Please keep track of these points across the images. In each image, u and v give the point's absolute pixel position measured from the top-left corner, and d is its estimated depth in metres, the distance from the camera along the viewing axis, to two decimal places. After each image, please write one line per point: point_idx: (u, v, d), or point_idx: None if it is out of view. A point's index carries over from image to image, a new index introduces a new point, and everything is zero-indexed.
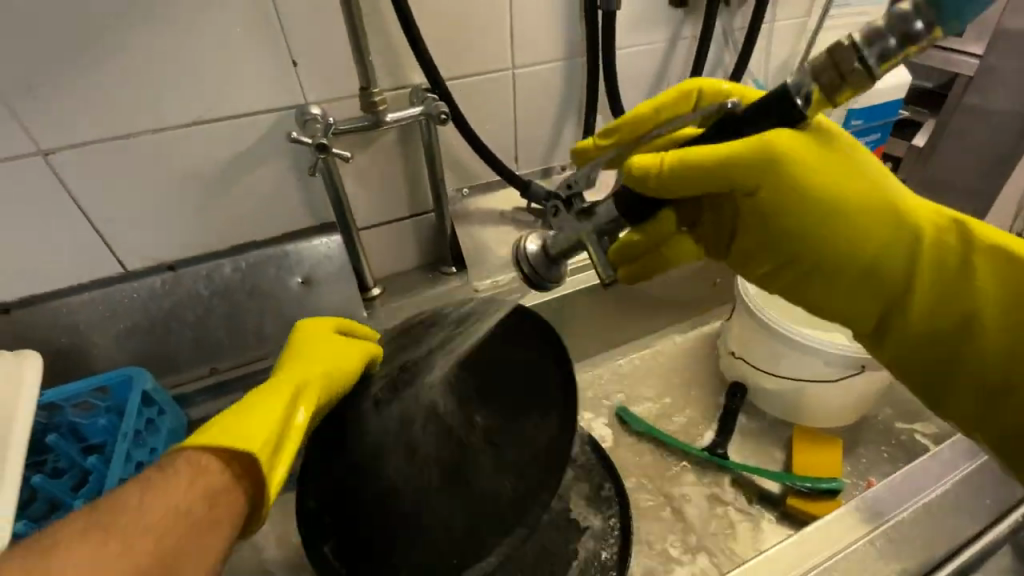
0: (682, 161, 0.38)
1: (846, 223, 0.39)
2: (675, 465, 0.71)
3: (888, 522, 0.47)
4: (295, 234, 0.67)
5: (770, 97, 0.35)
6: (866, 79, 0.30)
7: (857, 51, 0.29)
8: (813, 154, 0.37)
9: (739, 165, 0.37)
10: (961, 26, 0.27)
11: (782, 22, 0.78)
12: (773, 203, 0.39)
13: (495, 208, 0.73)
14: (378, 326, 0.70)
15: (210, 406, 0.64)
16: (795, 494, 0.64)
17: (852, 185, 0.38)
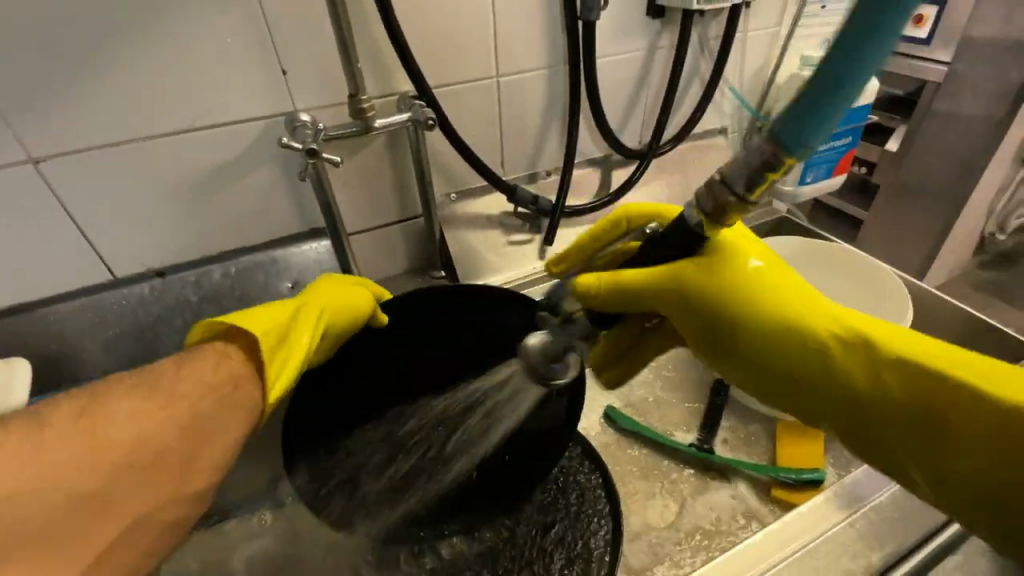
0: (620, 282, 0.43)
1: (748, 337, 0.41)
2: (663, 461, 0.72)
3: (868, 505, 0.50)
4: (286, 240, 0.68)
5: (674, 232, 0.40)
6: (743, 204, 0.31)
7: (728, 188, 0.31)
8: (711, 266, 0.41)
9: (653, 283, 0.42)
10: (811, 152, 0.26)
11: (755, 31, 0.81)
12: (688, 317, 0.42)
13: (481, 212, 0.75)
14: None
15: None
16: (779, 486, 0.66)
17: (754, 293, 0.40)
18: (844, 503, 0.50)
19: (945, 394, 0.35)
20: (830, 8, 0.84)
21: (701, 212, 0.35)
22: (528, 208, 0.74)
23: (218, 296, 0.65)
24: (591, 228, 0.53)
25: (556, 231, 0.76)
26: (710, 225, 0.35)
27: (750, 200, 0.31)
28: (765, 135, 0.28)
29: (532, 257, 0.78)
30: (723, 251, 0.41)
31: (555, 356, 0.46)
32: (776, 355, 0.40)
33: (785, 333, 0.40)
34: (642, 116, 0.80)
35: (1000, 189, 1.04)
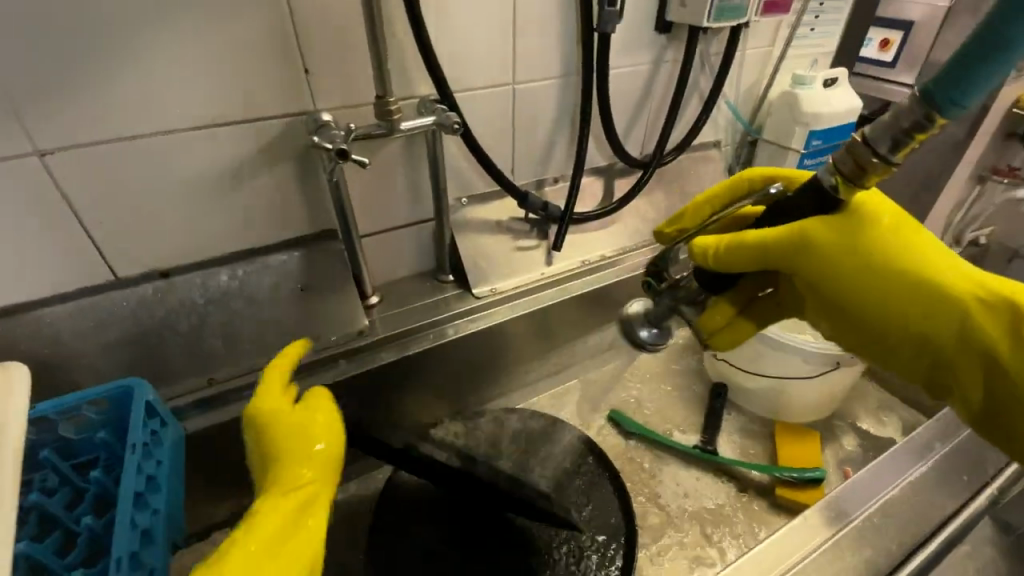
0: (739, 243, 0.45)
1: (885, 302, 0.42)
2: (668, 464, 0.74)
3: (873, 505, 0.50)
4: (297, 242, 0.66)
5: (810, 187, 0.42)
6: (884, 164, 0.34)
7: (868, 148, 0.34)
8: (845, 227, 0.42)
9: (783, 245, 0.43)
10: (964, 111, 0.30)
11: (751, 50, 0.85)
12: (815, 284, 0.44)
13: (492, 218, 0.75)
14: (379, 334, 0.70)
15: (207, 418, 0.61)
16: (783, 485, 0.68)
17: (885, 258, 0.42)
18: (843, 510, 0.50)
19: None
20: (818, 31, 0.89)
21: (838, 176, 0.38)
22: (537, 214, 0.75)
23: (226, 299, 0.62)
24: (705, 195, 0.54)
25: (563, 237, 0.77)
26: (845, 187, 0.38)
27: (894, 161, 0.33)
28: (918, 93, 0.31)
29: (539, 262, 0.79)
30: (860, 214, 0.42)
31: (657, 321, 0.54)
32: (909, 320, 0.42)
33: (921, 299, 0.42)
34: (646, 127, 0.83)
35: (964, 202, 1.11)
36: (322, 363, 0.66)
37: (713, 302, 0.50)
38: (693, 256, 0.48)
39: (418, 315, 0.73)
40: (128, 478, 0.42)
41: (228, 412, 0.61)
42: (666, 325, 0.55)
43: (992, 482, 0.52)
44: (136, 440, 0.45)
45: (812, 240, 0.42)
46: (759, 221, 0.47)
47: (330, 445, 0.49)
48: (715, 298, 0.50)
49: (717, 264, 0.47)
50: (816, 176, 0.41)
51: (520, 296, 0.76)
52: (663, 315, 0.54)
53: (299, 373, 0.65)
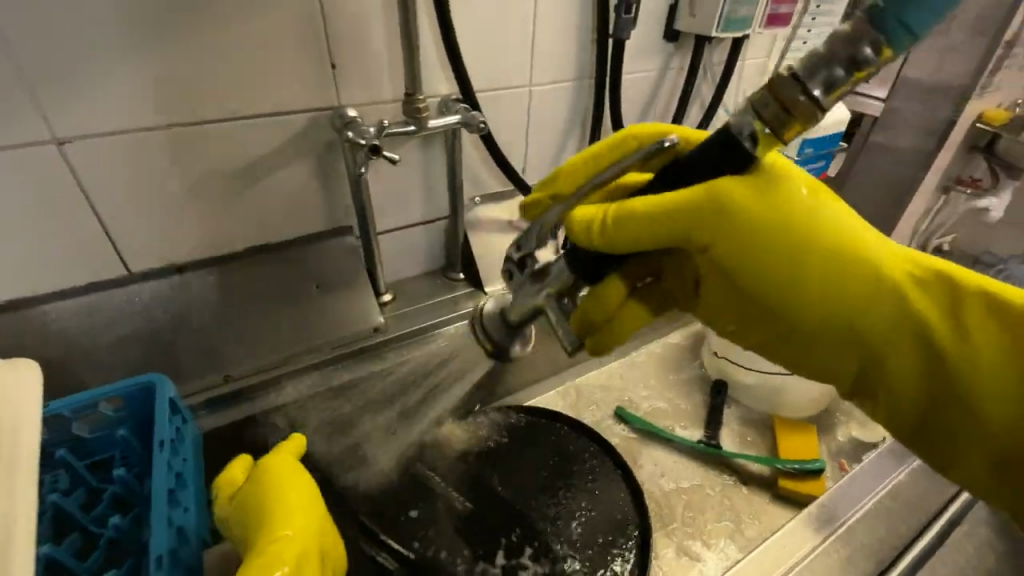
0: (630, 212, 0.38)
1: (809, 283, 0.36)
2: (675, 459, 0.76)
3: (857, 511, 0.52)
4: (311, 238, 0.65)
5: (718, 139, 0.35)
6: (814, 111, 0.28)
7: (800, 85, 0.28)
8: (765, 196, 0.36)
9: (690, 214, 0.36)
10: (915, 40, 0.26)
11: (749, 61, 0.89)
12: (733, 264, 0.37)
13: (503, 216, 0.76)
14: (394, 331, 0.70)
15: (225, 414, 0.60)
16: (786, 476, 0.71)
17: (809, 234, 0.36)
18: (829, 517, 0.52)
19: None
20: (810, 44, 0.93)
21: (760, 123, 0.31)
22: None
23: (241, 295, 0.61)
24: (587, 150, 0.44)
25: None
26: (767, 140, 0.32)
27: (825, 104, 0.28)
28: (864, 16, 0.26)
29: None
30: (775, 177, 0.36)
31: (517, 324, 0.48)
32: (838, 306, 0.37)
33: (851, 279, 0.36)
34: None
35: (933, 211, 1.19)
36: (339, 359, 0.67)
37: (588, 299, 0.44)
38: (574, 228, 0.41)
39: (431, 312, 0.74)
40: (161, 475, 0.41)
41: (246, 407, 0.61)
42: (522, 330, 0.49)
43: None
44: (163, 437, 0.44)
45: (727, 207, 0.35)
46: (652, 189, 0.39)
47: (303, 521, 0.43)
48: (596, 291, 0.44)
49: (603, 242, 0.39)
50: (725, 125, 0.34)
51: None
52: (524, 315, 0.46)
53: (316, 369, 0.65)
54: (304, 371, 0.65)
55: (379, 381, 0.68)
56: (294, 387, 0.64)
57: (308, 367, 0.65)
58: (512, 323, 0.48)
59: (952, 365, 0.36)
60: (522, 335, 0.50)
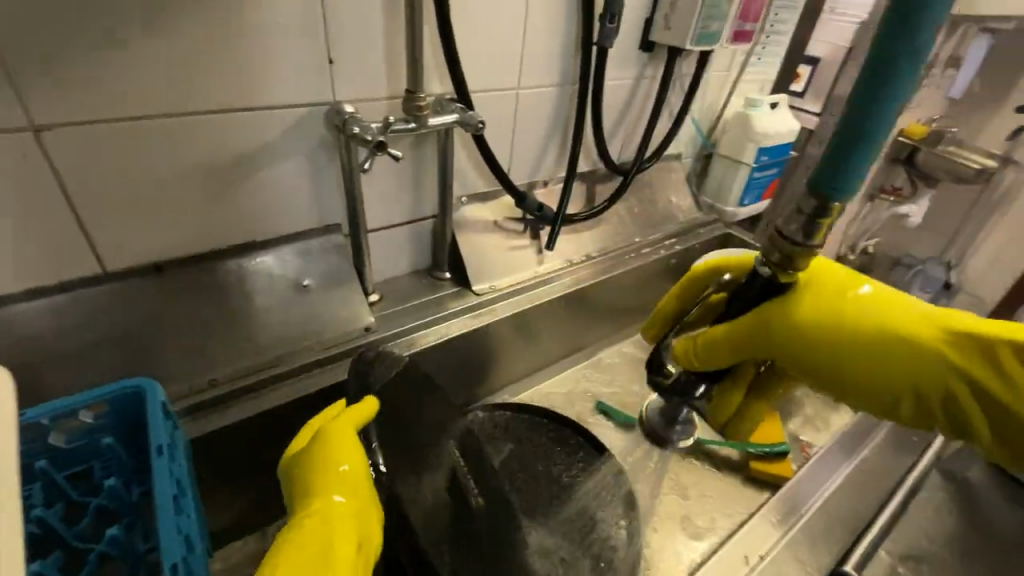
0: (711, 340, 0.51)
1: (871, 363, 0.44)
2: (653, 449, 0.80)
3: (820, 497, 0.54)
4: (296, 236, 0.64)
5: (754, 279, 0.48)
6: (807, 246, 0.41)
7: (787, 240, 0.41)
8: (805, 308, 0.46)
9: (754, 332, 0.47)
10: (853, 191, 0.37)
11: (712, 74, 0.95)
12: (812, 362, 0.46)
13: (488, 216, 0.78)
14: (385, 331, 0.68)
15: (212, 420, 0.55)
16: (756, 459, 0.75)
17: (851, 327, 0.44)
18: (794, 506, 0.54)
19: None
20: (764, 61, 1.01)
21: (775, 267, 0.45)
22: (532, 214, 0.78)
23: (225, 295, 0.59)
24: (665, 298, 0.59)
25: (556, 238, 0.81)
26: (781, 271, 0.44)
27: (814, 244, 0.40)
28: (810, 188, 0.38)
29: (532, 261, 0.82)
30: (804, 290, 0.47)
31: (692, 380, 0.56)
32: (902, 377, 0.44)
33: (900, 353, 0.43)
34: (624, 137, 0.89)
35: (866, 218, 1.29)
36: (329, 362, 0.63)
37: (721, 394, 0.54)
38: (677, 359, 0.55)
39: (418, 312, 0.72)
40: (164, 482, 0.39)
41: (233, 413, 0.56)
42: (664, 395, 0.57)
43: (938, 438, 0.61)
44: (160, 444, 0.41)
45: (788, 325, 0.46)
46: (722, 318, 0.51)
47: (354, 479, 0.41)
48: (724, 388, 0.53)
49: (701, 363, 0.52)
50: (758, 271, 0.47)
51: (519, 293, 0.79)
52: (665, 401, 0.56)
53: (306, 371, 0.61)
54: (296, 372, 0.61)
55: None
56: (283, 389, 0.59)
57: (296, 370, 0.61)
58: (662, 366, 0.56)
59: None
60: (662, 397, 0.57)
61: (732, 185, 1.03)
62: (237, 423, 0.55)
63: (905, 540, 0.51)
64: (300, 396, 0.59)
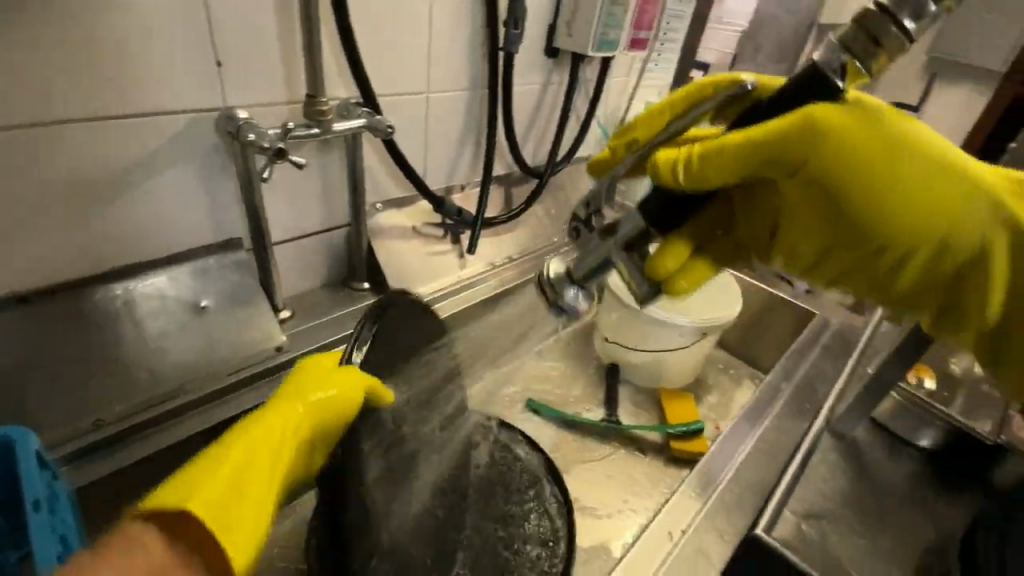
0: (714, 151, 0.39)
1: (901, 211, 0.36)
2: (580, 439, 0.83)
3: (729, 469, 0.59)
4: (190, 253, 0.58)
5: (802, 81, 0.36)
6: (901, 42, 0.30)
7: (888, 16, 0.29)
8: (848, 125, 0.35)
9: (783, 141, 0.36)
10: None
11: (615, 78, 1.00)
12: (829, 189, 0.37)
13: (405, 221, 0.76)
14: (300, 348, 0.64)
15: (106, 462, 0.50)
16: (675, 439, 0.81)
17: (891, 154, 0.35)
18: (709, 480, 0.58)
19: None
20: (660, 67, 1.08)
21: (852, 60, 0.32)
22: (451, 218, 0.78)
23: (107, 324, 0.52)
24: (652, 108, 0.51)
25: (476, 241, 0.81)
26: (854, 74, 0.33)
27: (911, 36, 0.29)
28: None
29: (454, 265, 0.81)
30: (860, 106, 0.35)
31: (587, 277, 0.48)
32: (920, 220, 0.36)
33: (941, 201, 0.35)
34: (537, 139, 0.91)
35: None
36: (238, 386, 0.59)
37: (670, 238, 0.46)
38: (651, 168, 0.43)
39: (333, 326, 0.69)
40: (43, 540, 0.34)
41: (131, 453, 0.51)
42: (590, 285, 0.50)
43: (826, 403, 0.68)
44: (37, 498, 0.36)
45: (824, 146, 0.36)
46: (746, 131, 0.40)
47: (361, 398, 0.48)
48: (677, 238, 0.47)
49: (688, 181, 0.41)
50: (813, 64, 0.35)
51: (441, 299, 0.78)
52: (588, 274, 0.48)
53: (214, 398, 0.57)
54: (203, 401, 0.56)
55: None
56: (190, 419, 0.55)
57: (197, 401, 0.56)
58: (579, 276, 0.48)
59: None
60: (585, 293, 0.50)
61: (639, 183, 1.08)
62: (130, 465, 0.50)
63: (807, 499, 0.56)
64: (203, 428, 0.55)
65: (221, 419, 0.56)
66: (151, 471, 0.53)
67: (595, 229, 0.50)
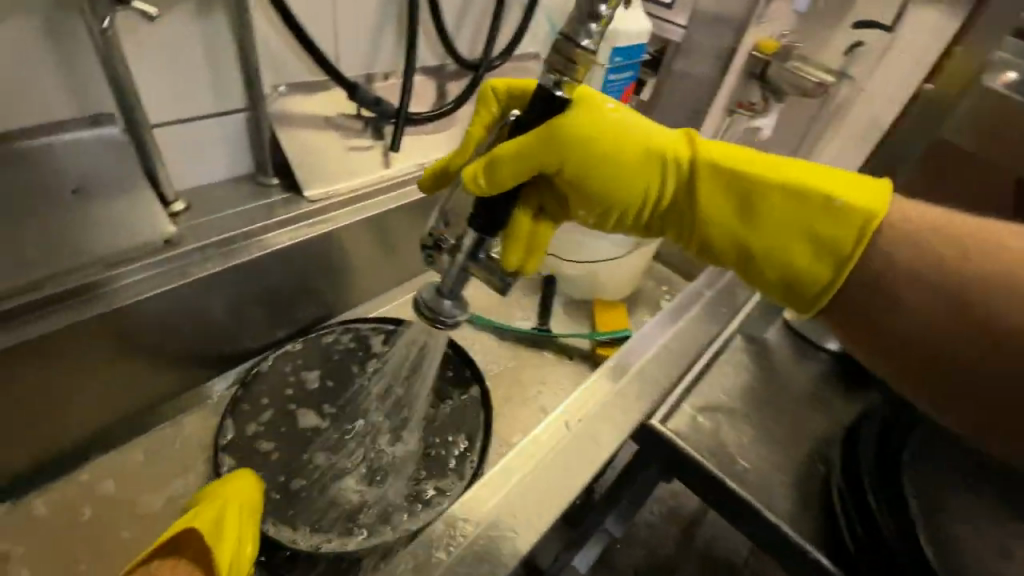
0: (498, 159, 0.43)
1: (631, 176, 0.47)
2: (510, 345, 0.84)
3: (643, 357, 0.58)
4: (58, 128, 0.51)
5: (539, 98, 0.43)
6: (575, 65, 0.39)
7: (572, 42, 0.38)
8: (585, 127, 0.45)
9: (543, 145, 0.44)
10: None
11: None
12: (576, 155, 0.45)
13: (317, 111, 0.69)
14: (186, 245, 0.59)
15: (14, 335, 0.49)
16: (602, 346, 0.81)
17: (624, 150, 0.47)
18: (623, 364, 0.56)
19: (794, 201, 0.43)
20: None
21: (560, 79, 0.40)
22: (370, 110, 0.71)
23: (26, 200, 0.49)
24: (478, 116, 0.55)
25: (400, 138, 0.74)
26: (568, 86, 0.41)
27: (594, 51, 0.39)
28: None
29: (375, 165, 0.75)
30: (584, 111, 0.46)
31: (449, 291, 0.49)
32: (630, 178, 0.47)
33: (649, 155, 0.47)
34: (473, 28, 0.83)
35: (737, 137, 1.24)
36: (116, 281, 0.55)
37: (510, 241, 0.47)
38: (469, 189, 0.44)
39: (233, 221, 0.63)
40: None
41: (25, 331, 0.49)
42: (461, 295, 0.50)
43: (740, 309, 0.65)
44: None
45: (559, 120, 0.44)
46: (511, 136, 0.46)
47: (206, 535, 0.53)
48: (507, 235, 0.47)
49: (487, 188, 0.44)
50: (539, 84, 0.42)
51: (360, 200, 0.72)
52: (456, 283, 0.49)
53: (81, 298, 0.53)
54: (74, 299, 0.52)
55: (183, 302, 0.59)
56: (63, 313, 0.51)
57: (76, 289, 0.52)
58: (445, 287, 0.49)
59: (763, 211, 0.44)
60: (457, 302, 0.50)
61: (588, 86, 1.01)
62: (15, 347, 0.48)
63: (708, 397, 0.56)
64: (129, 304, 0.54)
65: (115, 307, 0.54)
66: (38, 355, 0.50)
67: (447, 253, 0.48)
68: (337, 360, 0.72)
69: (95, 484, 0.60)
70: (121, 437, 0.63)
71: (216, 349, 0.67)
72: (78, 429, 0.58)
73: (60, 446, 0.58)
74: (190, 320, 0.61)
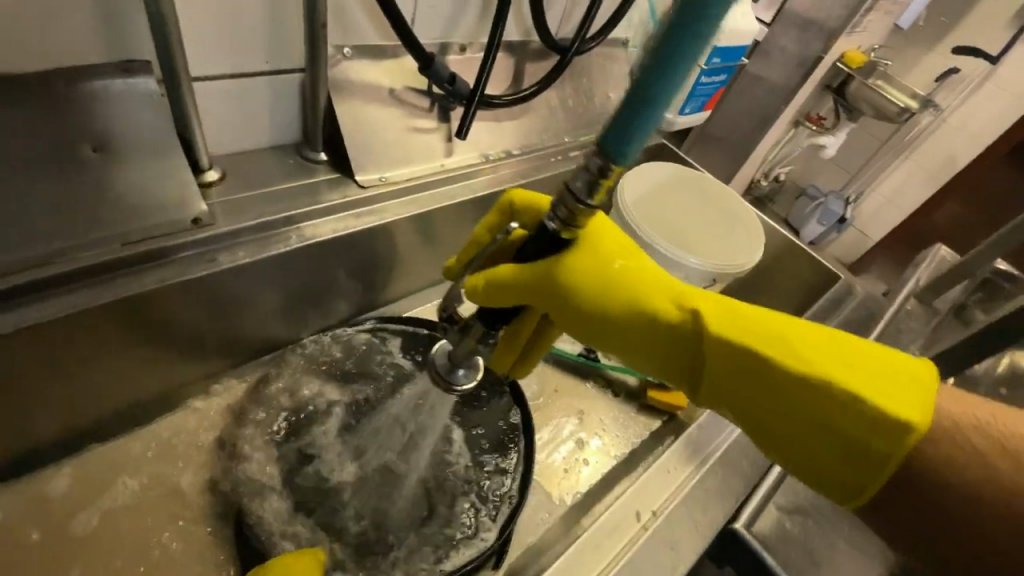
0: (495, 283, 0.42)
1: (634, 321, 0.41)
2: (551, 369, 0.76)
3: (717, 448, 0.53)
4: (84, 72, 0.42)
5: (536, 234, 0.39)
6: (588, 207, 0.33)
7: (574, 196, 0.33)
8: (580, 266, 0.40)
9: (533, 283, 0.41)
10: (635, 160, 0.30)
11: None
12: (562, 293, 0.40)
13: (380, 81, 0.58)
14: (223, 225, 0.50)
15: (14, 317, 0.40)
16: (653, 388, 0.73)
17: (624, 294, 0.41)
18: (694, 453, 0.52)
19: (811, 392, 0.35)
20: None
21: (562, 223, 0.36)
22: (442, 88, 0.60)
23: (39, 157, 0.41)
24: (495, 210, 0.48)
25: (468, 125, 0.63)
26: (567, 230, 0.37)
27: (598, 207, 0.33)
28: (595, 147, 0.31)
29: (436, 152, 0.65)
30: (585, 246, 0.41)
31: (455, 360, 0.45)
32: (631, 325, 0.41)
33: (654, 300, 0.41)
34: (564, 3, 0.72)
35: None
36: (140, 262, 0.46)
37: (504, 346, 0.45)
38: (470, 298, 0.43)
39: (271, 202, 0.54)
40: None
41: (27, 313, 0.41)
42: (473, 362, 0.45)
43: None
44: None
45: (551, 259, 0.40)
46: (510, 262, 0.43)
47: None
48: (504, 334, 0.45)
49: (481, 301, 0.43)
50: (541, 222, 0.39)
51: (416, 190, 0.63)
52: (463, 356, 0.44)
53: (95, 279, 0.44)
54: (86, 280, 0.44)
55: (210, 289, 0.51)
56: (73, 297, 0.43)
57: (91, 269, 0.43)
58: (455, 356, 0.44)
59: (767, 393, 0.37)
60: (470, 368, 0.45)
61: None
62: (15, 332, 0.40)
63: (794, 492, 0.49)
64: (148, 292, 0.46)
65: (136, 292, 0.45)
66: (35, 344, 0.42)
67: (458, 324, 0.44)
68: (358, 364, 0.62)
69: (85, 482, 0.53)
70: (116, 431, 0.55)
71: (233, 342, 0.59)
72: (71, 421, 0.51)
73: (49, 438, 0.50)
74: (211, 309, 0.53)
